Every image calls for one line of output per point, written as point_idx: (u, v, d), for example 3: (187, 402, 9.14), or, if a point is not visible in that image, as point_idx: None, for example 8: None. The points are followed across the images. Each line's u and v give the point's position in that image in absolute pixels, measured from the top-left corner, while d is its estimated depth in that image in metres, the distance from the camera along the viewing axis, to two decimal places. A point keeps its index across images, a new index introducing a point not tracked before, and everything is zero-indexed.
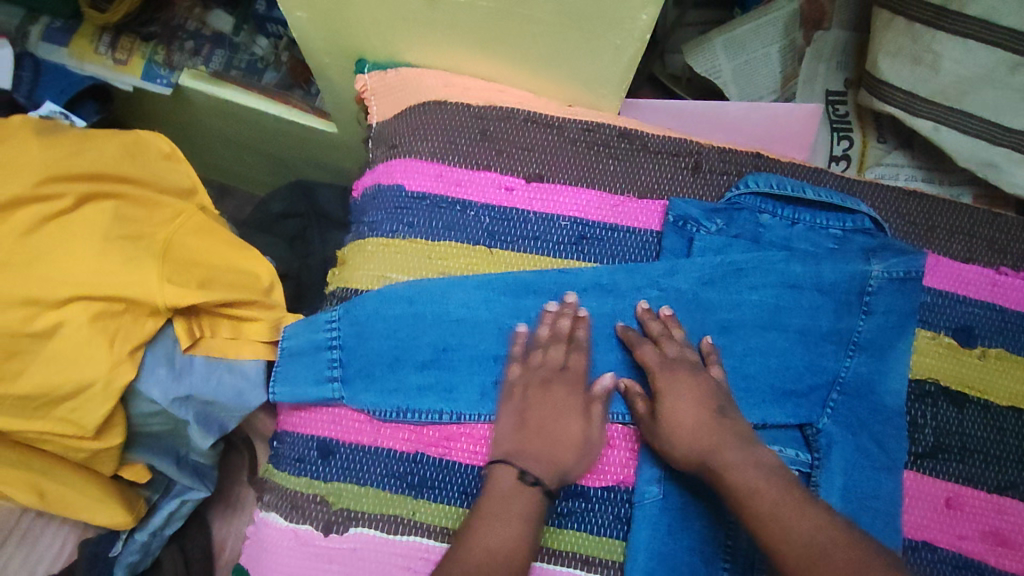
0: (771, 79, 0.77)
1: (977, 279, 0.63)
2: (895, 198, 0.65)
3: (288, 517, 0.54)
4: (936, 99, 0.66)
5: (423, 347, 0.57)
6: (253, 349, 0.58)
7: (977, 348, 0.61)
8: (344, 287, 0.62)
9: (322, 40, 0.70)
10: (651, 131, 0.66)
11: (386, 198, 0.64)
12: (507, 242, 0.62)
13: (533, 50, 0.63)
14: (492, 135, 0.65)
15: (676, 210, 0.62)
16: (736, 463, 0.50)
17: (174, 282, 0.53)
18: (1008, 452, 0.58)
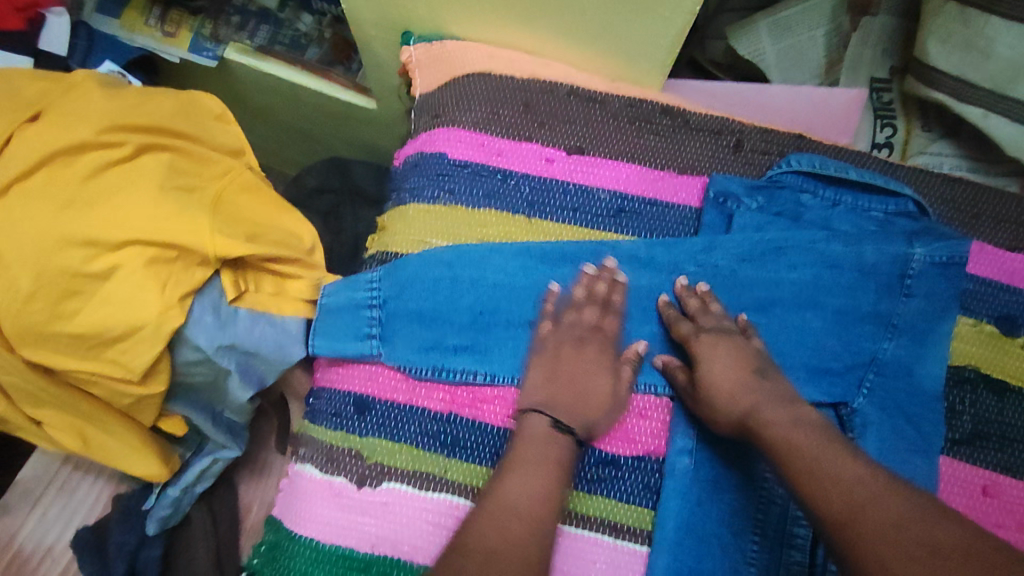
0: (816, 63, 0.76)
1: (1022, 268, 0.62)
2: (939, 183, 0.65)
3: (323, 468, 0.55)
4: (986, 85, 0.65)
5: (461, 308, 0.58)
6: (293, 307, 0.60)
7: (1021, 337, 0.60)
8: (383, 250, 0.63)
9: (369, 12, 0.71)
10: (693, 109, 0.67)
11: (428, 165, 0.64)
12: (546, 212, 0.63)
13: (579, 23, 0.63)
14: (535, 108, 0.66)
15: (717, 186, 0.62)
16: (780, 421, 0.49)
17: (225, 234, 0.55)
18: None
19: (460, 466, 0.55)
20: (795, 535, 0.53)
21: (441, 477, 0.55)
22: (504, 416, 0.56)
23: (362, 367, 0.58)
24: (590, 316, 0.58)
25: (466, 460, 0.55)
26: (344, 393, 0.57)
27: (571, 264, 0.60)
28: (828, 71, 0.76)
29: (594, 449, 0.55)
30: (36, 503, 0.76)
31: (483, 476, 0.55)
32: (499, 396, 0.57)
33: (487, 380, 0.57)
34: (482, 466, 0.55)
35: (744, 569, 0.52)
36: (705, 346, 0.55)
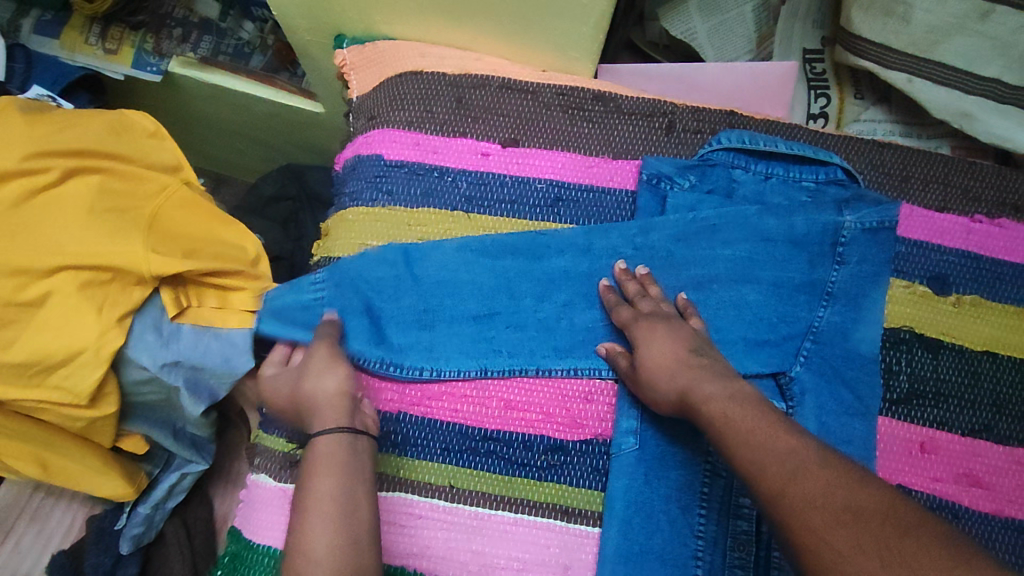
0: (745, 39, 0.78)
1: (951, 227, 0.63)
2: (869, 149, 0.66)
3: (277, 476, 0.57)
4: (909, 50, 0.66)
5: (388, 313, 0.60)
6: (239, 318, 0.60)
7: (952, 296, 0.62)
8: (326, 257, 0.64)
9: (300, 18, 0.71)
10: (625, 93, 0.67)
11: (365, 168, 0.65)
12: (483, 207, 0.63)
13: (505, 16, 0.63)
14: (468, 103, 0.66)
15: (649, 168, 0.63)
16: (716, 396, 0.50)
17: (160, 252, 0.56)
18: (981, 396, 0.59)
19: (412, 463, 0.57)
20: (739, 505, 0.55)
21: (396, 475, 0.56)
22: (452, 412, 0.58)
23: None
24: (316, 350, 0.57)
25: (418, 456, 0.57)
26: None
27: (513, 256, 0.61)
28: (760, 45, 0.78)
29: (542, 436, 0.57)
30: (10, 530, 0.77)
31: (436, 471, 0.56)
32: (447, 392, 0.58)
33: (434, 375, 0.58)
34: (435, 461, 0.57)
35: (693, 542, 0.54)
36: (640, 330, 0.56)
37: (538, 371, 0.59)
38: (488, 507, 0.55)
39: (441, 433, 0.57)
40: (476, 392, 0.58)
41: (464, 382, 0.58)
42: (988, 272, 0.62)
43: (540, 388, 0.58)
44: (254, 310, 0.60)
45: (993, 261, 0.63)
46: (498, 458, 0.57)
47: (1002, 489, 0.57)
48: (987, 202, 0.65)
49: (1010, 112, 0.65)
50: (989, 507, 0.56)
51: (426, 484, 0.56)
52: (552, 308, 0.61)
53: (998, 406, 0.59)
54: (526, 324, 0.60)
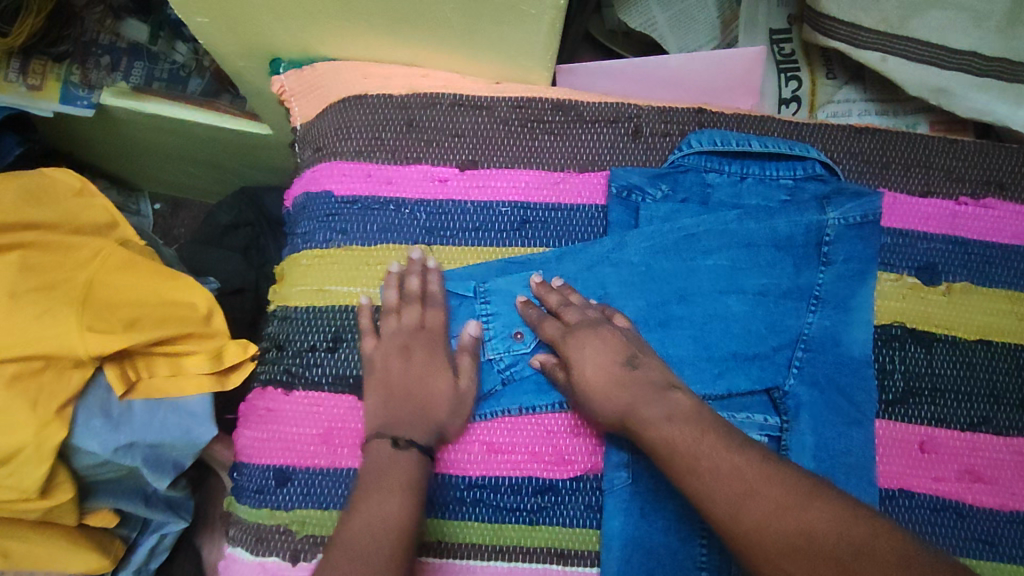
0: (709, 25, 0.73)
1: (936, 213, 0.60)
2: (846, 137, 0.62)
3: (254, 550, 0.53)
4: (880, 27, 0.62)
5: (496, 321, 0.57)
6: (196, 383, 0.57)
7: (941, 285, 0.59)
8: (282, 305, 0.59)
9: (230, 45, 0.66)
10: (586, 99, 0.62)
11: (315, 206, 0.60)
12: (446, 237, 0.59)
13: (448, 29, 0.57)
14: (419, 125, 0.61)
15: (618, 180, 0.59)
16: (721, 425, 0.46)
17: (95, 329, 0.52)
18: (978, 387, 0.57)
19: (432, 524, 0.53)
20: None
21: (427, 539, 0.53)
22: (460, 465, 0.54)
23: (289, 395, 0.56)
24: (410, 317, 0.56)
25: (434, 516, 0.54)
26: (275, 428, 0.55)
27: (484, 287, 0.58)
28: (724, 31, 0.73)
29: (530, 478, 0.54)
30: None
31: (448, 529, 0.53)
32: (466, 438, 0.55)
33: (332, 421, 0.55)
34: (452, 520, 0.54)
35: (695, 573, 0.52)
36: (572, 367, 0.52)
37: (523, 408, 0.55)
38: (481, 559, 0.53)
39: (444, 489, 0.54)
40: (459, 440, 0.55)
41: (338, 420, 0.55)
42: (977, 256, 0.60)
43: (521, 427, 0.55)
44: (211, 373, 0.57)
45: (980, 243, 0.60)
46: (485, 506, 0.54)
47: (1005, 482, 0.55)
48: (971, 182, 0.62)
49: (989, 84, 0.62)
50: (993, 502, 0.55)
51: (439, 543, 0.53)
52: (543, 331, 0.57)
53: (995, 396, 0.57)
54: (518, 359, 0.56)
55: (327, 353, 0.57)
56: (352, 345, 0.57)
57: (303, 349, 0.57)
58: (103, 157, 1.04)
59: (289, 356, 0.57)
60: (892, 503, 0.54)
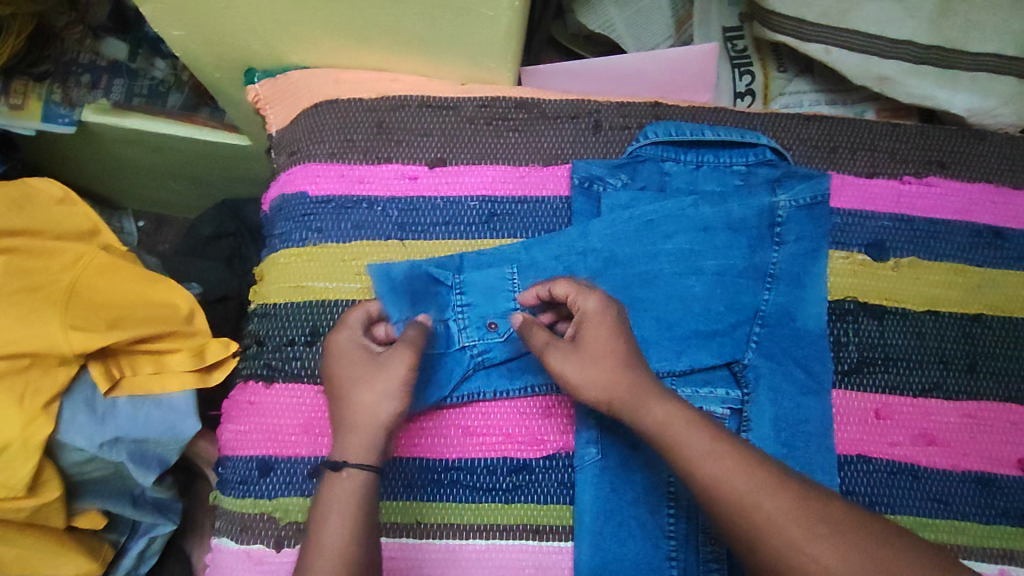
0: (664, 24, 0.76)
1: (882, 192, 0.64)
2: (795, 124, 0.66)
3: (239, 539, 0.55)
4: (822, 21, 0.66)
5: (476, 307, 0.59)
6: (178, 380, 0.59)
7: (890, 260, 0.62)
8: (263, 303, 0.61)
9: (207, 56, 0.68)
10: (548, 97, 0.65)
11: (291, 207, 0.63)
12: (417, 231, 0.61)
13: (412, 34, 0.60)
14: (389, 126, 0.64)
15: (580, 172, 0.62)
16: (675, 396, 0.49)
17: (79, 328, 0.55)
18: (928, 354, 0.60)
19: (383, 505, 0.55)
20: None
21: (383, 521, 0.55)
22: (419, 446, 0.57)
23: (270, 388, 0.58)
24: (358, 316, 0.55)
25: (387, 497, 0.56)
26: (257, 419, 0.57)
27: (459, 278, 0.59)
28: (679, 30, 0.76)
29: (505, 458, 0.56)
30: None
31: (414, 509, 0.55)
32: (425, 426, 0.57)
33: (315, 411, 0.57)
34: (415, 500, 0.56)
35: (665, 543, 0.54)
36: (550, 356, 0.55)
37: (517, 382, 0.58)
38: (459, 538, 0.55)
39: (403, 471, 0.56)
40: (435, 424, 0.57)
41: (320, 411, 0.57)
42: (922, 232, 0.63)
43: (495, 410, 0.58)
44: (195, 371, 0.59)
45: (925, 219, 0.64)
46: (463, 487, 0.56)
47: (957, 444, 0.58)
48: (914, 162, 0.65)
49: (926, 71, 0.66)
50: (947, 463, 0.58)
51: (395, 524, 0.55)
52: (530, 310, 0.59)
53: (945, 362, 0.60)
54: (491, 347, 0.58)
55: (306, 347, 0.59)
56: None
57: (282, 343, 0.59)
58: (85, 174, 1.05)
59: (269, 351, 0.59)
60: (850, 468, 0.57)
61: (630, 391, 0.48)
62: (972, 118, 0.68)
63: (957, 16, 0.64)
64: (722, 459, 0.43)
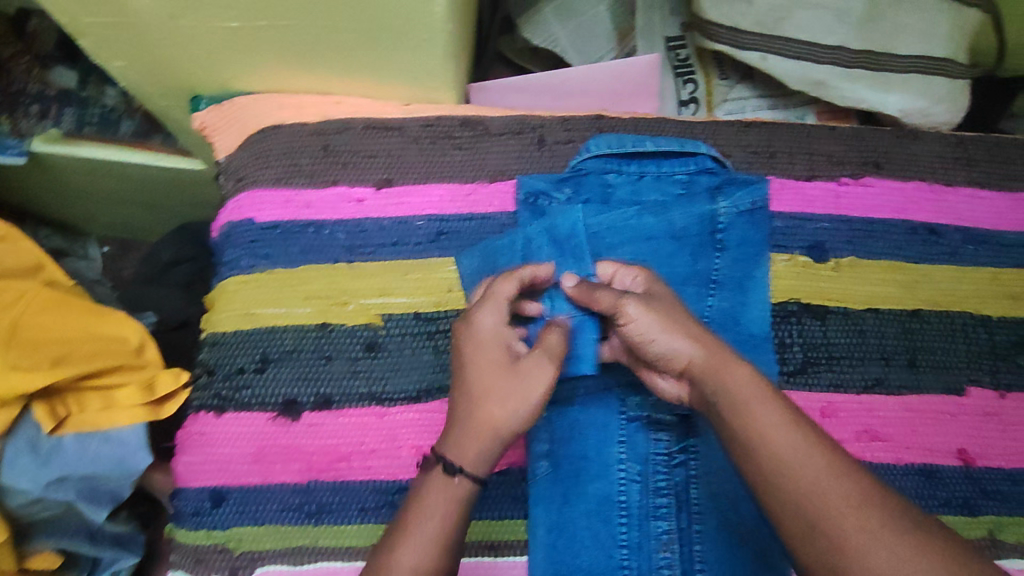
0: (605, 38, 0.77)
1: (821, 194, 0.65)
2: (734, 131, 0.67)
3: (194, 571, 0.55)
4: (757, 29, 0.67)
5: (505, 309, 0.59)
6: (128, 414, 0.59)
7: (830, 261, 0.64)
8: (212, 332, 0.61)
9: (151, 85, 0.68)
10: (492, 114, 0.66)
11: (239, 235, 0.63)
12: (366, 253, 0.62)
13: (352, 60, 0.60)
14: (334, 149, 0.64)
15: (526, 187, 0.63)
16: None
17: (22, 368, 0.54)
18: (870, 351, 0.62)
19: (329, 531, 0.56)
20: (658, 505, 0.56)
21: (315, 545, 0.56)
22: (367, 469, 0.57)
23: (220, 418, 0.58)
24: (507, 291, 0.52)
25: (334, 522, 0.56)
26: (209, 450, 0.57)
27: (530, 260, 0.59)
28: (621, 42, 0.77)
29: None
30: None
31: (358, 533, 0.56)
32: (376, 449, 0.57)
33: (270, 438, 0.58)
34: (358, 523, 0.56)
35: (618, 553, 0.55)
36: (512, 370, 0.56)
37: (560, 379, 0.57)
38: None
39: (353, 493, 0.57)
40: (386, 445, 0.57)
41: (274, 438, 0.58)
42: (861, 231, 0.65)
43: None
44: (145, 405, 0.59)
45: (863, 219, 0.65)
46: None
47: (900, 438, 0.60)
48: (851, 164, 0.67)
49: (859, 74, 0.67)
50: (891, 458, 0.59)
51: (343, 548, 0.55)
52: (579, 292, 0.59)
53: (886, 358, 0.62)
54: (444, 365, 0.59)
55: (255, 374, 0.59)
56: (279, 366, 0.59)
57: (232, 372, 0.59)
58: (42, 203, 1.04)
59: (219, 380, 0.59)
60: None
61: (712, 361, 0.47)
62: (906, 117, 0.69)
63: (884, 21, 0.66)
64: (791, 435, 0.42)
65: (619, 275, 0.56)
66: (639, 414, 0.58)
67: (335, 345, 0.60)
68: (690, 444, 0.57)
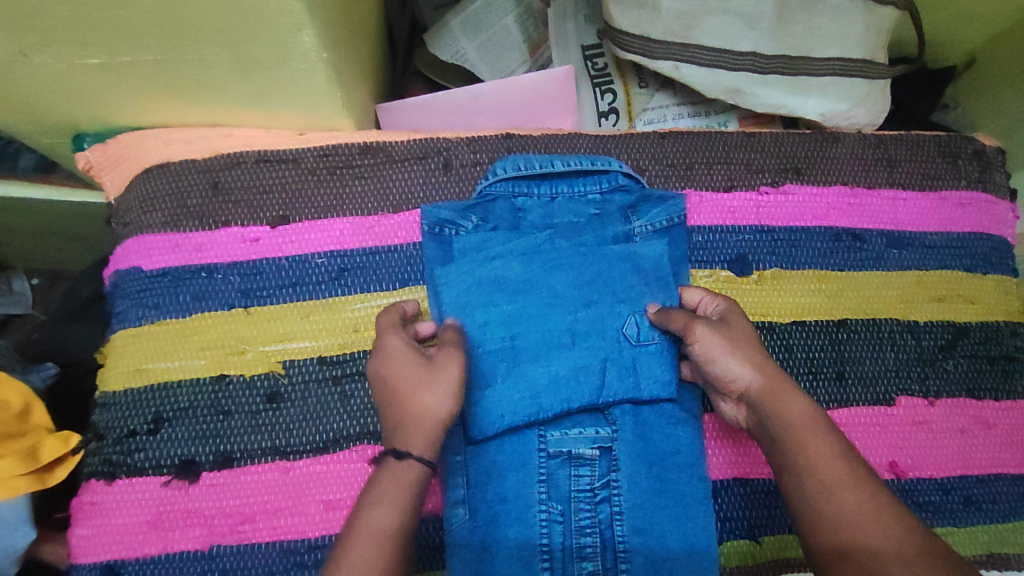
0: (517, 50, 0.75)
1: (741, 205, 0.63)
2: (649, 143, 0.64)
3: None
4: (667, 37, 0.65)
5: (535, 326, 0.58)
6: (10, 487, 0.53)
7: (753, 274, 0.62)
8: (101, 391, 0.57)
9: (23, 126, 0.62)
10: (394, 138, 0.63)
11: (125, 284, 0.58)
12: (264, 297, 0.58)
13: (234, 94, 0.56)
14: (225, 187, 0.60)
15: (429, 217, 0.59)
16: None
17: None
18: (798, 366, 0.60)
19: None
20: (582, 546, 0.54)
21: None
22: (273, 530, 0.54)
23: (112, 486, 0.54)
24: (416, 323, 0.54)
25: None
26: (100, 522, 0.53)
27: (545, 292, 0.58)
28: (534, 53, 0.76)
29: None
30: None
31: None
32: (283, 508, 0.54)
33: (168, 503, 0.54)
34: None
35: None
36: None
37: (591, 403, 0.57)
38: None
39: (260, 556, 0.53)
40: (294, 502, 0.54)
41: (173, 503, 0.54)
42: (783, 241, 0.63)
43: (358, 480, 0.55)
44: (32, 472, 0.55)
45: (784, 229, 0.63)
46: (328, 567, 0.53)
47: None
48: (770, 171, 0.64)
49: (774, 80, 0.65)
50: None
51: None
52: (635, 323, 0.58)
53: (814, 372, 0.60)
54: (356, 411, 0.56)
55: (148, 436, 0.55)
56: (173, 425, 0.55)
57: (123, 435, 0.55)
58: None
59: (109, 445, 0.55)
60: (726, 492, 0.57)
61: (771, 388, 0.48)
62: (828, 121, 0.67)
63: (796, 24, 0.64)
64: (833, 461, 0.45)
65: (704, 303, 0.57)
66: (560, 450, 0.55)
67: (233, 398, 0.56)
68: (613, 478, 0.55)
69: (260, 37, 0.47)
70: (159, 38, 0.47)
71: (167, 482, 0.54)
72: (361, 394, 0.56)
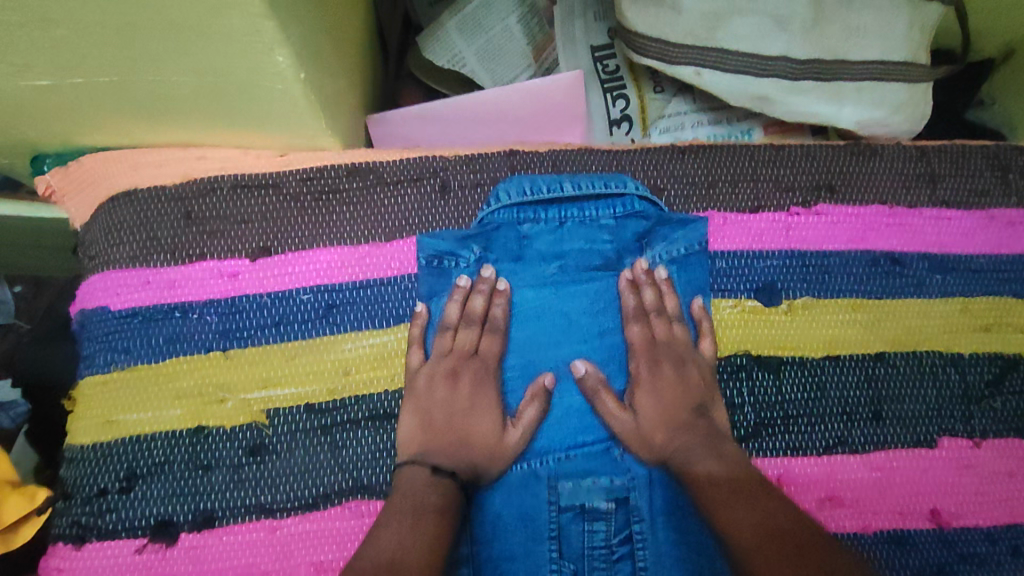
0: (520, 53, 0.69)
1: (769, 227, 0.57)
2: (668, 158, 0.58)
3: None
4: (687, 41, 0.58)
5: (550, 353, 0.55)
6: None
7: (782, 304, 0.56)
8: (68, 444, 0.52)
9: None
10: (384, 157, 0.56)
11: (92, 325, 0.53)
12: (243, 338, 0.53)
13: (205, 113, 0.50)
14: (199, 216, 0.54)
15: (426, 249, 0.54)
16: None
17: None
18: (831, 406, 0.55)
19: None
20: None
21: None
22: None
23: (81, 551, 0.49)
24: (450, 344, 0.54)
25: None
26: None
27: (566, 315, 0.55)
28: (538, 57, 0.69)
29: None
30: None
31: None
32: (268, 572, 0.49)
33: (143, 567, 0.49)
34: None
35: None
36: (413, 475, 0.48)
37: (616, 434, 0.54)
38: None
39: None
40: (280, 565, 0.49)
41: (149, 567, 0.49)
42: (815, 267, 0.57)
43: (349, 540, 0.50)
44: None
45: (816, 253, 0.57)
46: None
47: (866, 502, 0.53)
48: (801, 189, 0.58)
49: (806, 86, 0.59)
50: (856, 525, 0.53)
51: None
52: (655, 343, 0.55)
53: (849, 413, 0.55)
54: (349, 465, 0.51)
55: (121, 495, 0.50)
56: (148, 482, 0.50)
57: (93, 494, 0.50)
58: None
59: (78, 505, 0.50)
60: None
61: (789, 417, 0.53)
62: (862, 129, 0.62)
63: (833, 24, 0.57)
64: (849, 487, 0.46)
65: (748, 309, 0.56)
66: (573, 503, 0.52)
67: (214, 452, 0.51)
68: (631, 534, 0.51)
69: (226, 56, 0.41)
70: (109, 59, 0.41)
71: (143, 545, 0.49)
72: (353, 445, 0.51)
